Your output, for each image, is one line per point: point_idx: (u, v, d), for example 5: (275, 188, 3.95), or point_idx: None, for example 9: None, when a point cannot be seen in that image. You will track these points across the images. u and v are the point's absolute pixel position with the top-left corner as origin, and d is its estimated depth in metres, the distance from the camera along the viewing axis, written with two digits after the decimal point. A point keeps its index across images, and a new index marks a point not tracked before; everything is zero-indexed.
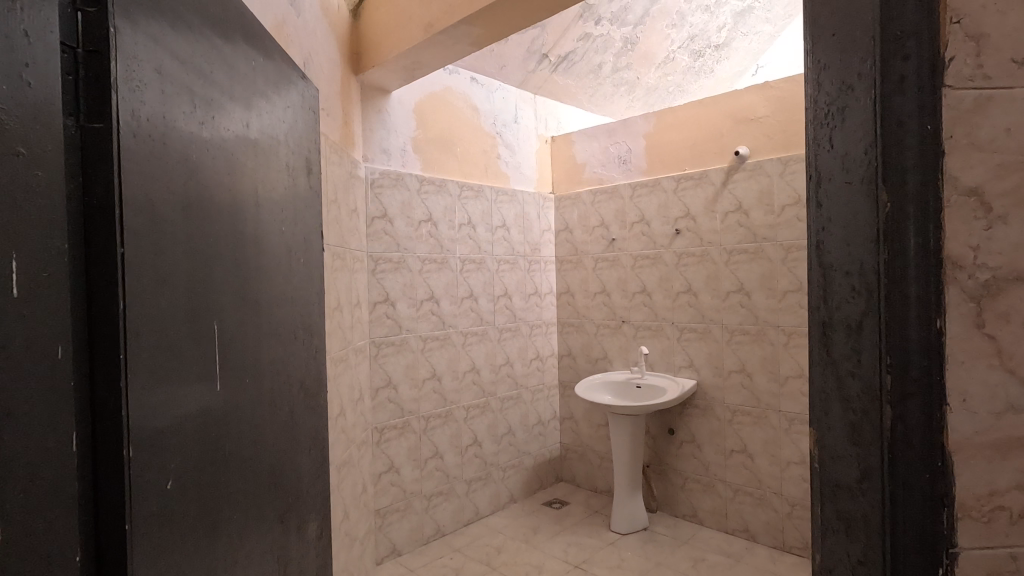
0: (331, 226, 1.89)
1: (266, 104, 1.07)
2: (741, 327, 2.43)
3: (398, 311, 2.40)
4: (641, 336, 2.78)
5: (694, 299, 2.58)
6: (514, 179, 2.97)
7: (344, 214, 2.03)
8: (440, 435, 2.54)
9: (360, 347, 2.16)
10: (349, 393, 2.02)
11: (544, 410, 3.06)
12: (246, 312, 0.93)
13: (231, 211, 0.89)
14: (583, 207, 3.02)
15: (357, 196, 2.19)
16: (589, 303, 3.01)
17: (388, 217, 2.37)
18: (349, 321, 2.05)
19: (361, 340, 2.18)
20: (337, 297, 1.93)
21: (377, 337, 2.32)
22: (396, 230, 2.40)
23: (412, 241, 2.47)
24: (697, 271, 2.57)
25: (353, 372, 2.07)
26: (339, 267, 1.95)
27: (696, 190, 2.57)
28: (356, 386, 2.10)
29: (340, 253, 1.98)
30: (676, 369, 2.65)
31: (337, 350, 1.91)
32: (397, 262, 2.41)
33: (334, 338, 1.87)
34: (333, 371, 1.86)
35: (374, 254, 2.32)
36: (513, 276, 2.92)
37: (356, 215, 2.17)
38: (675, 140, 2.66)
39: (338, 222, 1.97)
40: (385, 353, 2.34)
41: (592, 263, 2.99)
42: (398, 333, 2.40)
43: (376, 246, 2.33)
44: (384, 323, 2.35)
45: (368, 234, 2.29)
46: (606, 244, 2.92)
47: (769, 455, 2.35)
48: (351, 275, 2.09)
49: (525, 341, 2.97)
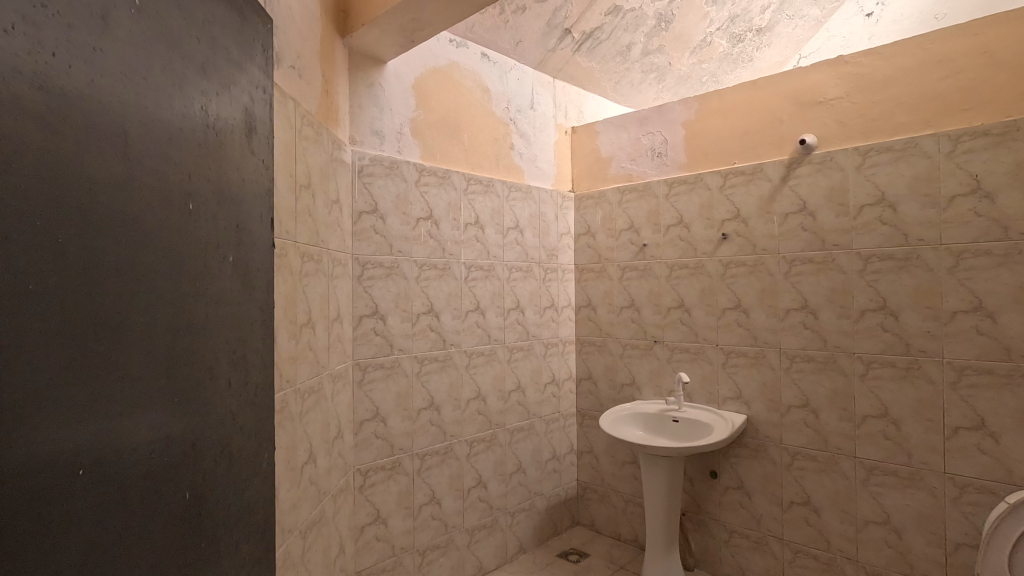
0: (301, 218, 1.47)
1: (164, 3, 0.65)
2: (804, 353, 2.01)
3: (388, 327, 1.99)
4: (677, 360, 2.36)
5: (744, 318, 2.16)
6: (530, 175, 2.56)
7: (322, 206, 1.62)
8: (437, 477, 2.12)
9: (339, 372, 1.74)
10: (323, 432, 1.60)
11: (559, 443, 2.63)
12: (68, 352, 0.50)
13: (35, 159, 0.47)
14: (609, 208, 2.61)
15: (341, 184, 1.78)
16: (613, 320, 2.58)
17: (380, 213, 1.97)
18: (323, 339, 1.63)
19: (341, 363, 1.77)
20: (308, 310, 1.51)
21: (364, 359, 1.91)
22: (389, 229, 1.99)
23: (408, 242, 2.06)
24: (748, 285, 2.15)
25: (327, 405, 1.64)
26: (309, 269, 1.53)
27: (747, 188, 2.16)
28: (333, 422, 1.68)
29: (315, 254, 1.57)
30: (721, 400, 2.22)
31: (308, 379, 1.50)
32: (389, 267, 2.00)
33: (302, 362, 1.46)
34: (300, 406, 1.44)
35: (361, 256, 1.91)
36: (526, 288, 2.51)
37: (339, 208, 1.75)
38: (720, 129, 2.25)
39: (313, 214, 1.56)
40: (372, 378, 1.93)
41: (617, 273, 2.57)
42: (389, 353, 1.98)
43: (363, 248, 1.91)
44: (371, 341, 1.93)
45: (353, 232, 1.88)
46: (635, 251, 2.50)
47: (840, 512, 1.92)
48: (329, 281, 1.68)
49: (538, 363, 2.55)
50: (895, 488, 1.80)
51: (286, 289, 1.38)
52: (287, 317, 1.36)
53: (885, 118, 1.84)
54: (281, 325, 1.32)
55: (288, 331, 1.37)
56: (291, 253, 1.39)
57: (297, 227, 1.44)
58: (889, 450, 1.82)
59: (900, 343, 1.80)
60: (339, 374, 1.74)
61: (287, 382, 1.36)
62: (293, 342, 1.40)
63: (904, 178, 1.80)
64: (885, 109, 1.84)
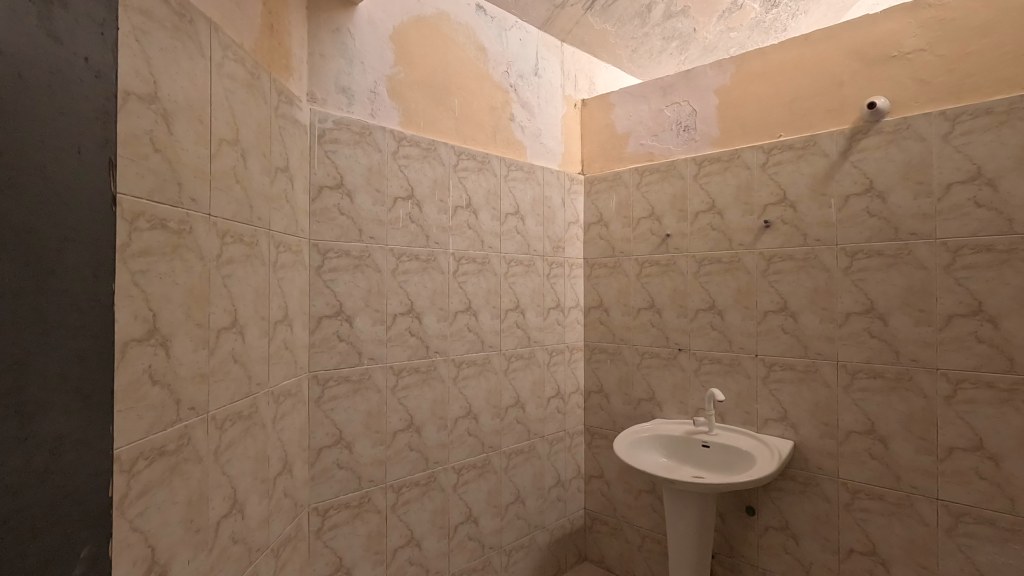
0: (218, 185, 1.10)
1: None
2: (869, 368, 1.62)
3: (355, 330, 1.61)
4: (707, 372, 1.98)
5: (791, 324, 1.78)
6: (533, 153, 2.18)
7: (259, 173, 1.25)
8: (417, 513, 1.74)
9: (283, 388, 1.37)
10: (252, 468, 1.23)
11: (564, 466, 2.26)
12: None
13: None
14: (624, 192, 2.23)
15: (293, 150, 1.41)
16: (629, 324, 2.21)
17: (349, 191, 1.59)
18: (257, 347, 1.26)
19: (288, 376, 1.39)
20: (229, 309, 1.15)
21: (323, 371, 1.53)
22: (359, 210, 1.62)
23: (383, 227, 1.68)
24: (796, 283, 1.77)
25: (261, 432, 1.27)
26: (234, 254, 1.16)
27: (797, 166, 1.78)
28: (271, 452, 1.31)
29: (246, 236, 1.20)
30: (761, 422, 1.84)
31: (223, 402, 1.13)
32: (359, 257, 1.62)
33: (213, 378, 1.09)
34: (208, 440, 1.07)
35: (322, 242, 1.54)
36: (527, 285, 2.13)
37: (288, 180, 1.38)
38: (762, 95, 1.87)
39: (242, 182, 1.18)
40: (334, 394, 1.55)
41: (634, 268, 2.19)
42: (357, 363, 1.61)
43: (323, 232, 1.54)
44: (333, 348, 1.56)
45: (310, 211, 1.51)
46: (656, 243, 2.12)
47: (916, 567, 1.53)
48: (270, 271, 1.31)
49: (541, 374, 2.18)
50: (993, 542, 1.42)
51: (190, 281, 1.01)
52: (183, 319, 1.00)
53: (983, 74, 1.46)
54: (170, 330, 0.96)
55: (186, 336, 1.00)
56: (196, 230, 1.03)
57: (211, 196, 1.07)
58: (984, 493, 1.43)
59: (1001, 356, 1.42)
60: (283, 391, 1.37)
61: (179, 409, 0.99)
62: (196, 353, 1.04)
63: (1008, 148, 1.41)
64: (982, 62, 1.46)
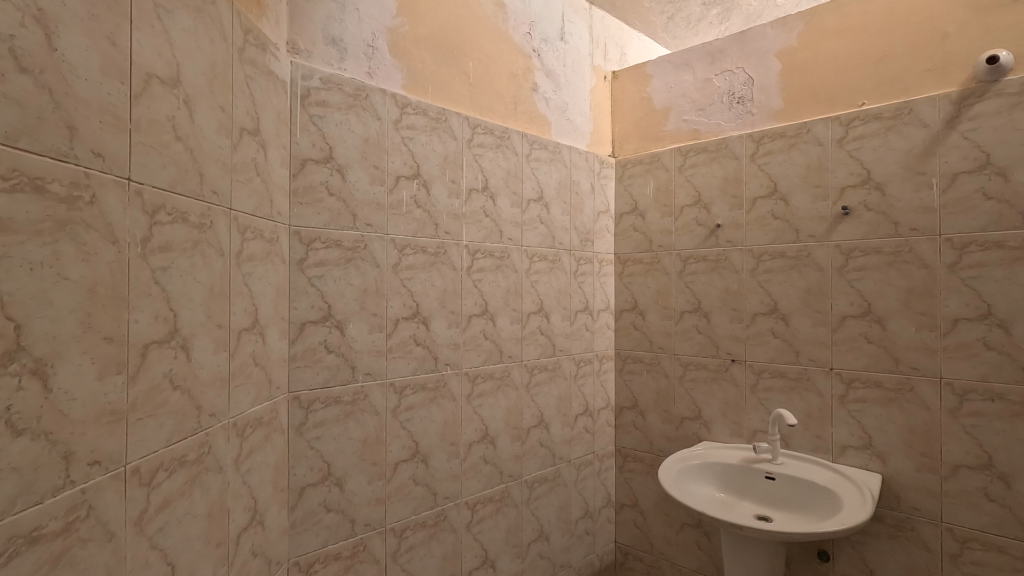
0: (135, 160, 0.91)
1: None
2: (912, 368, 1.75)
3: (341, 342, 1.49)
4: (768, 389, 2.02)
5: (882, 330, 1.80)
6: (559, 130, 2.01)
7: (211, 132, 1.11)
8: (423, 563, 1.66)
9: (236, 422, 1.20)
10: (201, 532, 1.07)
11: (593, 496, 2.24)
12: None
13: None
14: (663, 182, 2.26)
15: (269, 119, 1.30)
16: (670, 330, 2.25)
17: (344, 168, 1.48)
18: (207, 368, 1.11)
19: (256, 403, 1.27)
20: (166, 315, 0.99)
21: (306, 393, 1.43)
22: (344, 221, 1.49)
23: (373, 237, 1.54)
24: (878, 287, 1.80)
25: (214, 481, 1.12)
26: (174, 234, 1.01)
27: (885, 141, 1.78)
28: (228, 507, 1.17)
29: (193, 214, 1.06)
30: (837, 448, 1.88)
31: (152, 449, 0.95)
32: (355, 273, 1.51)
33: (140, 412, 0.92)
34: (131, 507, 0.89)
35: (308, 247, 1.43)
36: (552, 284, 2.04)
37: (261, 144, 1.28)
38: (824, 74, 1.89)
39: (188, 140, 1.04)
40: (320, 419, 1.45)
41: (676, 265, 2.23)
42: (338, 378, 1.49)
43: (307, 214, 1.42)
44: (318, 362, 1.45)
45: (286, 216, 1.39)
46: (704, 235, 2.16)
47: None
48: (342, 276, 1.49)
49: (568, 389, 2.13)
50: None
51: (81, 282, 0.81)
52: (77, 336, 0.80)
53: None
54: (57, 350, 0.77)
55: (85, 357, 0.82)
56: (104, 197, 0.85)
57: (130, 147, 0.90)
58: (998, 516, 1.61)
59: None
60: (242, 420, 1.23)
61: (69, 469, 0.78)
62: (102, 385, 0.84)
63: None
64: None
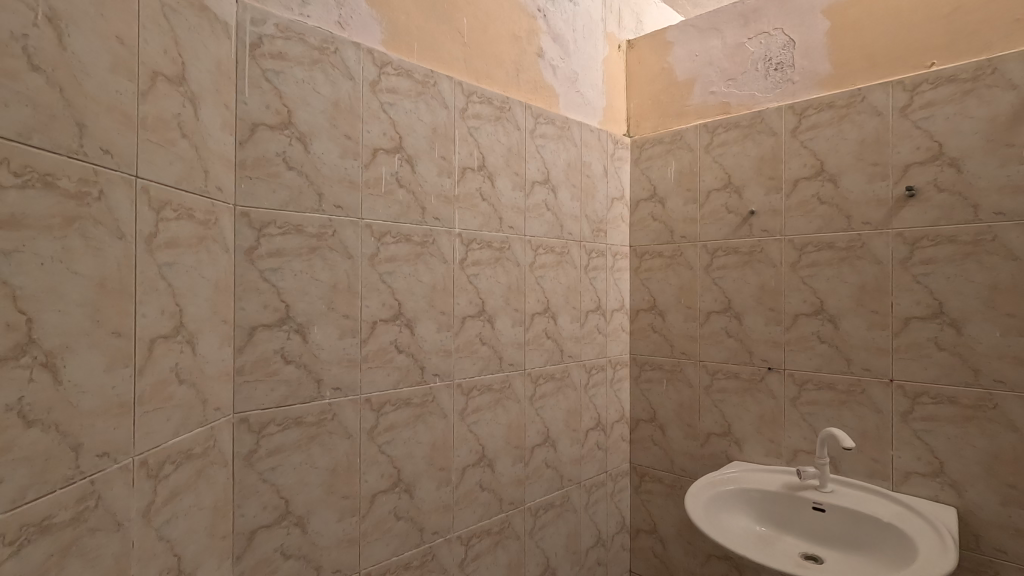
0: (7, 130, 0.76)
1: None
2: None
3: (296, 370, 1.36)
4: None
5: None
6: (566, 105, 1.97)
7: (99, 109, 0.92)
8: None
9: (142, 440, 1.00)
10: (116, 556, 0.93)
11: (589, 532, 2.10)
12: None
13: None
14: (621, 147, 1.86)
15: (206, 108, 1.17)
16: (612, 340, 1.85)
17: (313, 177, 1.39)
18: (90, 384, 0.90)
19: (190, 434, 1.12)
20: (14, 320, 0.77)
21: (257, 415, 1.30)
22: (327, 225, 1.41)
23: (324, 253, 1.40)
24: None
25: (119, 503, 0.94)
26: (34, 206, 0.80)
27: (957, 118, 1.79)
28: (162, 521, 1.05)
29: (65, 177, 0.85)
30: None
31: (9, 491, 0.74)
32: (270, 248, 1.32)
33: (22, 428, 0.77)
34: (43, 545, 0.79)
35: (257, 257, 1.30)
36: (558, 289, 1.92)
37: (187, 103, 1.12)
38: (841, 49, 2.09)
39: (76, 107, 0.88)
40: (391, 423, 1.52)
41: (658, 242, 1.89)
42: (291, 399, 1.34)
43: (246, 190, 1.29)
44: (271, 380, 1.32)
45: (241, 203, 1.29)
46: (698, 225, 1.97)
47: None
48: (277, 277, 1.33)
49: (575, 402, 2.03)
50: None
51: None
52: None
53: None
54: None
55: None
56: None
57: None
58: None
59: None
60: (162, 454, 1.05)
61: None
62: None
63: None
64: None
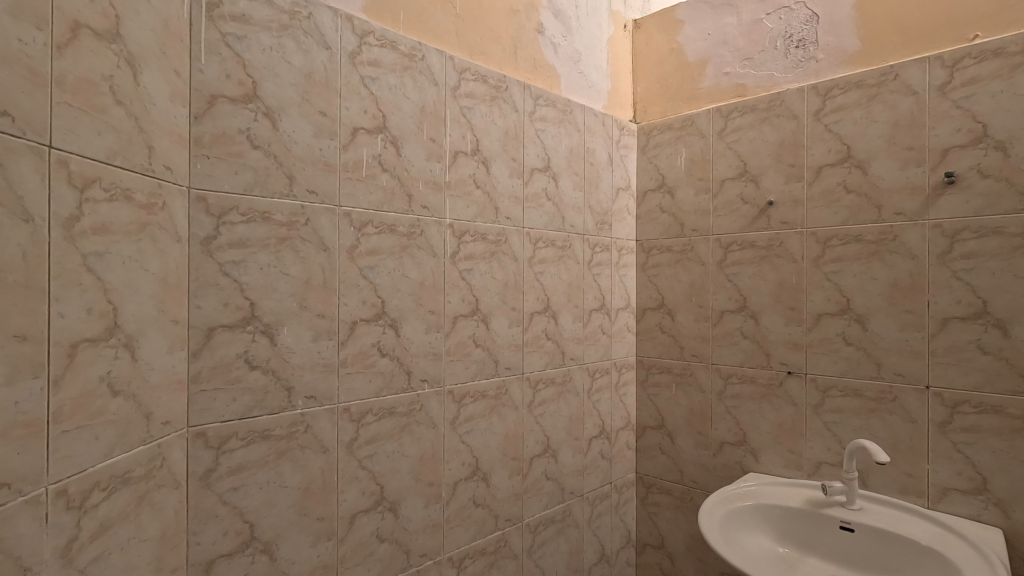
0: (64, 129, 0.60)
1: None
2: (844, 385, 1.30)
3: (373, 349, 1.05)
4: (738, 397, 1.48)
5: (862, 330, 1.27)
6: (570, 85, 1.51)
7: (168, 98, 0.78)
8: None
9: (237, 429, 0.88)
10: (152, 560, 0.74)
11: (613, 542, 1.61)
12: None
13: None
14: (704, 150, 1.56)
15: (291, 113, 0.94)
16: (708, 335, 1.55)
17: (398, 143, 1.10)
18: (160, 368, 0.76)
19: (268, 411, 0.91)
20: (101, 308, 0.66)
21: (356, 405, 1.03)
22: (373, 169, 1.06)
23: (403, 216, 1.10)
24: (860, 281, 1.28)
25: (169, 499, 0.78)
26: (114, 216, 0.68)
27: (1009, 84, 1.09)
28: (191, 527, 0.83)
29: (138, 188, 0.72)
30: (810, 465, 1.35)
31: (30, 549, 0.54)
32: (360, 216, 1.04)
33: (69, 422, 0.60)
34: (52, 534, 0.58)
35: (359, 232, 1.04)
36: (678, 281, 1.61)
37: (265, 113, 0.91)
38: None
39: (154, 97, 0.75)
40: (471, 413, 1.23)
41: (715, 253, 1.53)
42: (384, 390, 1.07)
43: (327, 185, 0.99)
44: (370, 369, 1.05)
45: (336, 167, 1.00)
46: (753, 215, 1.46)
47: None
48: (327, 230, 0.99)
49: (612, 406, 1.61)
50: None
51: None
52: None
53: None
54: None
55: None
56: (18, 165, 0.54)
57: None
58: None
59: None
60: (236, 428, 0.88)
61: None
62: None
63: None
64: None
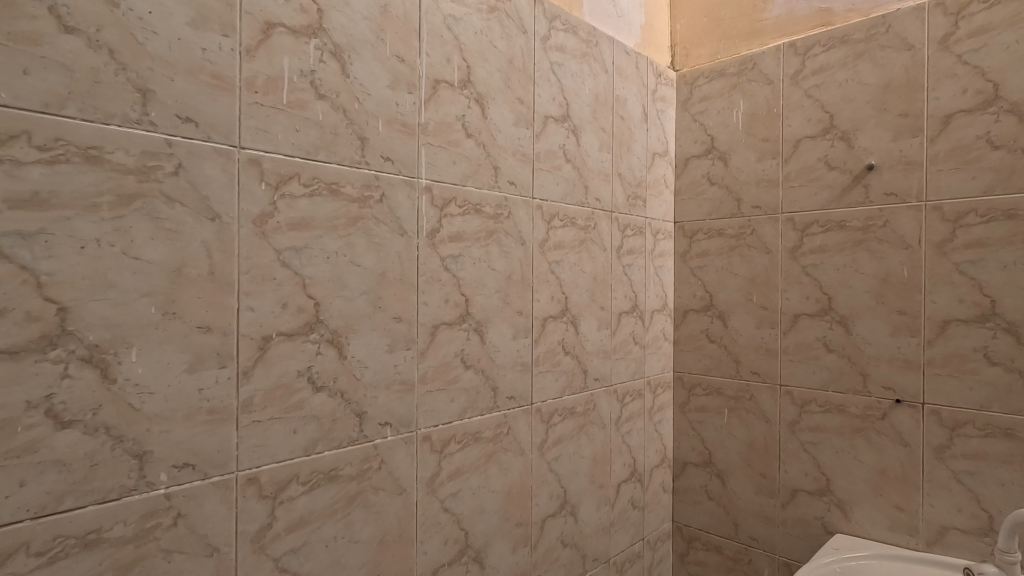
0: None
1: None
2: (985, 421, 0.92)
3: (298, 381, 0.66)
4: (818, 430, 1.10)
5: (1015, 345, 0.90)
6: (594, 10, 1.12)
7: None
8: None
9: (30, 537, 0.48)
10: None
11: None
12: None
13: None
14: (770, 101, 1.17)
15: None
16: (774, 346, 1.16)
17: (344, 57, 0.70)
18: None
19: (97, 499, 0.52)
20: None
21: (269, 472, 0.64)
22: (299, 92, 0.66)
23: (351, 172, 0.71)
24: (1015, 275, 0.90)
25: None
26: None
27: None
28: None
29: None
30: (930, 531, 0.97)
31: None
32: (279, 167, 0.64)
33: None
34: None
35: (277, 192, 0.64)
36: (732, 274, 1.22)
37: None
38: None
39: None
40: (458, 467, 0.84)
41: (785, 238, 1.15)
42: (318, 445, 0.68)
43: (218, 113, 0.59)
44: (294, 414, 0.66)
45: (236, 84, 0.61)
46: (842, 185, 1.07)
47: None
48: (218, 188, 0.60)
49: (644, 439, 1.23)
50: None
51: None
52: None
53: None
54: None
55: None
56: None
57: None
58: None
59: None
60: (27, 534, 0.48)
61: None
62: None
63: None
64: None
